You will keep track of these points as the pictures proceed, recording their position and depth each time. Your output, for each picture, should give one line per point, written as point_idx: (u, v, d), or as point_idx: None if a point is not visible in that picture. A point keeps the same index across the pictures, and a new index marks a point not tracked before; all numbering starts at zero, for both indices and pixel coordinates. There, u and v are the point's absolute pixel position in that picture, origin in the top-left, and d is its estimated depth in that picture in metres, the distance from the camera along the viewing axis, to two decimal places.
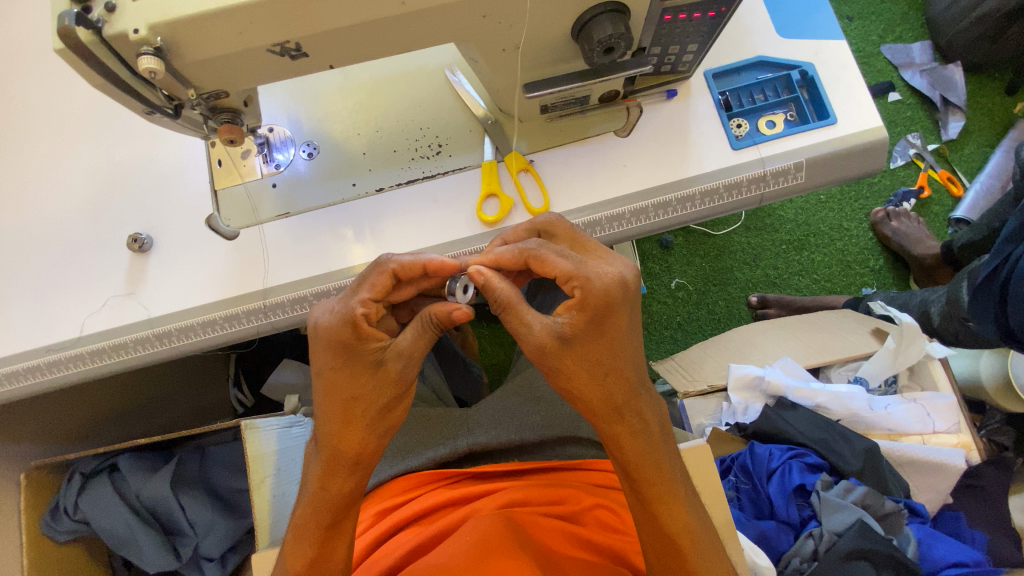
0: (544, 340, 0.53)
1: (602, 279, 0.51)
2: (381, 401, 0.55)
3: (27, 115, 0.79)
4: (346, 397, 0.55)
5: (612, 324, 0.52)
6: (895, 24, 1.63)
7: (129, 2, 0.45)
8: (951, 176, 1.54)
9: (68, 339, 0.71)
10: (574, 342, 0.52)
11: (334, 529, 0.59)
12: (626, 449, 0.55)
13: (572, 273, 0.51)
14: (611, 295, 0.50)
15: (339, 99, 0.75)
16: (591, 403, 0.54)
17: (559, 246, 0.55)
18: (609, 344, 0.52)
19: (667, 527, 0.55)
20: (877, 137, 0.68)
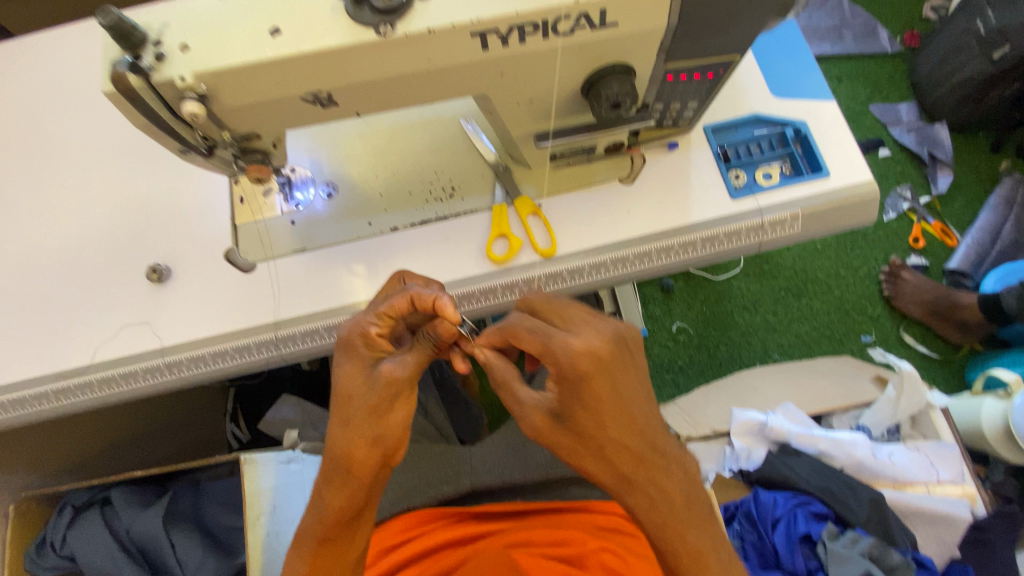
0: (539, 414, 0.51)
1: (568, 350, 0.47)
2: (374, 402, 0.52)
3: (60, 150, 0.83)
4: (343, 398, 0.53)
5: (596, 393, 0.46)
6: (881, 87, 1.82)
7: (177, 53, 0.49)
8: (944, 229, 1.67)
9: (79, 367, 0.72)
10: (563, 415, 0.49)
11: (331, 546, 0.57)
12: (650, 518, 0.49)
13: (542, 350, 0.48)
14: (580, 366, 0.46)
15: (358, 142, 0.79)
16: (596, 477, 0.49)
17: (532, 322, 0.52)
18: (596, 416, 0.47)
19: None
20: (869, 190, 0.72)
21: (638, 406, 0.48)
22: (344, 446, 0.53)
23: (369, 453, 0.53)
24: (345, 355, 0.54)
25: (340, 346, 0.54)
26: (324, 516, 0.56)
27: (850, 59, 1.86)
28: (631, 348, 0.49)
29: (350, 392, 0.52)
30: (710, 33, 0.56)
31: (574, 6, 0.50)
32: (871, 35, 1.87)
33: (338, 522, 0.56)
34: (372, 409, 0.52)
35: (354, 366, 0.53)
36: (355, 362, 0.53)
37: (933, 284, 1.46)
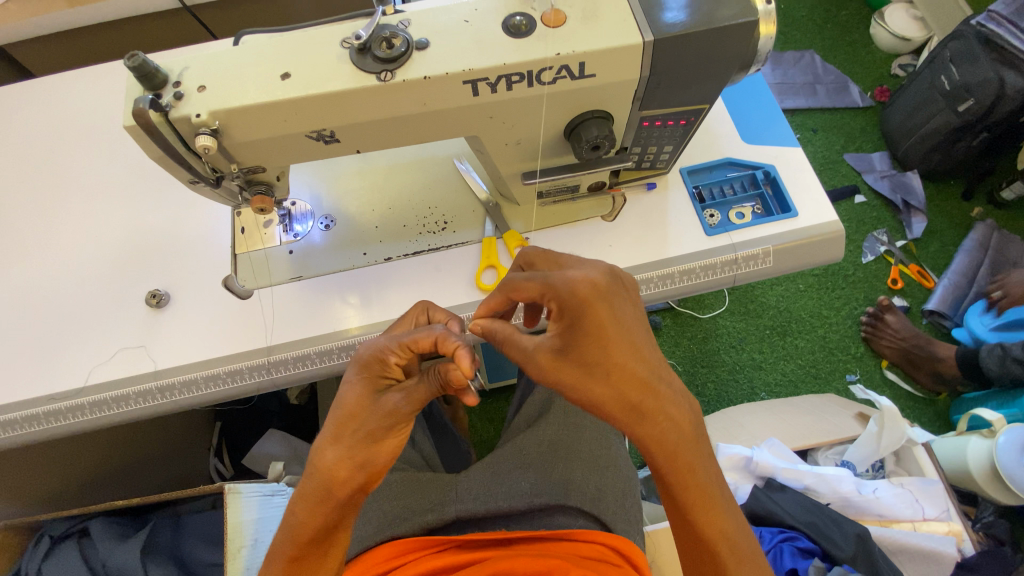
0: (539, 360, 0.46)
1: (572, 278, 0.45)
2: (370, 427, 0.53)
3: (72, 181, 0.87)
4: (343, 412, 0.54)
5: (598, 317, 0.44)
6: (854, 138, 1.96)
7: (195, 92, 0.54)
8: (921, 271, 1.74)
9: (72, 390, 0.73)
10: (568, 350, 0.46)
11: (300, 564, 0.57)
12: (656, 451, 0.47)
13: (541, 288, 0.46)
14: (582, 290, 0.44)
15: (357, 179, 0.84)
16: (602, 407, 0.46)
17: (526, 271, 0.50)
18: (601, 340, 0.44)
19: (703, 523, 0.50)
20: (834, 229, 0.77)
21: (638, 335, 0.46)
22: (328, 465, 0.54)
23: (349, 471, 0.54)
24: (357, 373, 0.55)
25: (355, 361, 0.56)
26: (296, 534, 0.57)
27: (825, 113, 2.02)
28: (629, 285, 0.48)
29: (351, 410, 0.54)
30: (680, 85, 0.62)
31: (557, 59, 0.56)
32: (842, 91, 2.03)
33: (308, 543, 0.57)
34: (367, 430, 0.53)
35: (360, 385, 0.55)
36: (363, 381, 0.55)
37: (913, 330, 1.53)
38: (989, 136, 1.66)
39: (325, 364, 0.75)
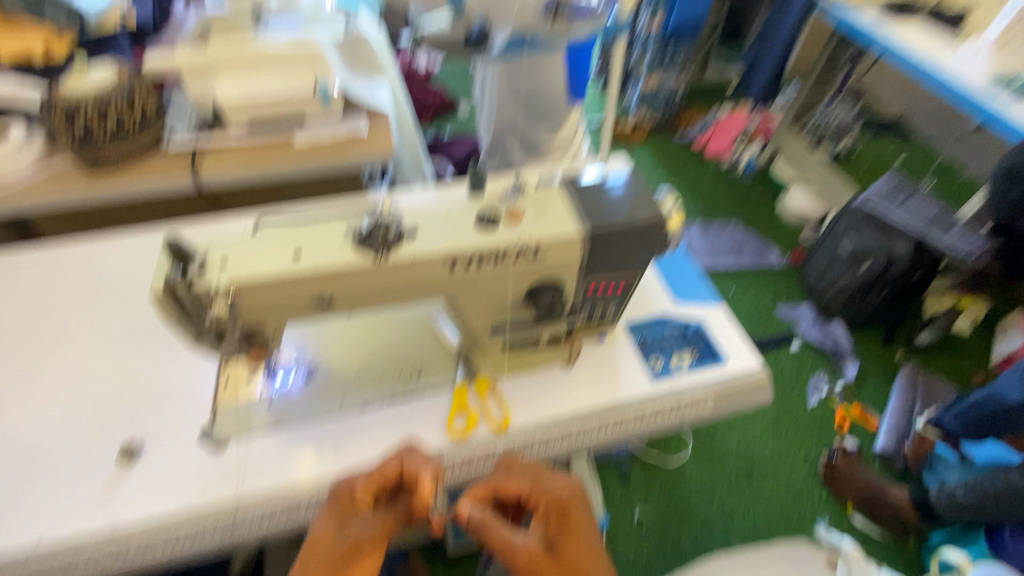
0: (527, 549, 0.66)
1: (556, 487, 0.70)
2: (345, 545, 0.65)
3: (59, 333, 0.90)
4: (310, 547, 0.65)
5: (570, 520, 0.67)
6: (781, 292, 2.25)
7: (218, 268, 0.65)
8: (864, 412, 1.87)
9: (19, 553, 0.70)
10: (550, 544, 0.67)
11: None
12: None
13: (531, 490, 0.70)
14: (563, 498, 0.69)
15: (338, 331, 0.92)
16: None
17: (518, 470, 0.72)
18: (570, 536, 0.66)
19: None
20: (757, 374, 0.89)
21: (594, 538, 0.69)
22: None
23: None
24: (329, 509, 0.68)
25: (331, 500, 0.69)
26: None
27: (753, 271, 2.33)
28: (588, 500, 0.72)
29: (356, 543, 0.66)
30: (614, 262, 0.78)
31: (516, 243, 0.71)
32: (763, 253, 2.38)
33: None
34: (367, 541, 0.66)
35: (330, 517, 0.68)
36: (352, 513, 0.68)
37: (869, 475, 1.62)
38: (889, 293, 1.97)
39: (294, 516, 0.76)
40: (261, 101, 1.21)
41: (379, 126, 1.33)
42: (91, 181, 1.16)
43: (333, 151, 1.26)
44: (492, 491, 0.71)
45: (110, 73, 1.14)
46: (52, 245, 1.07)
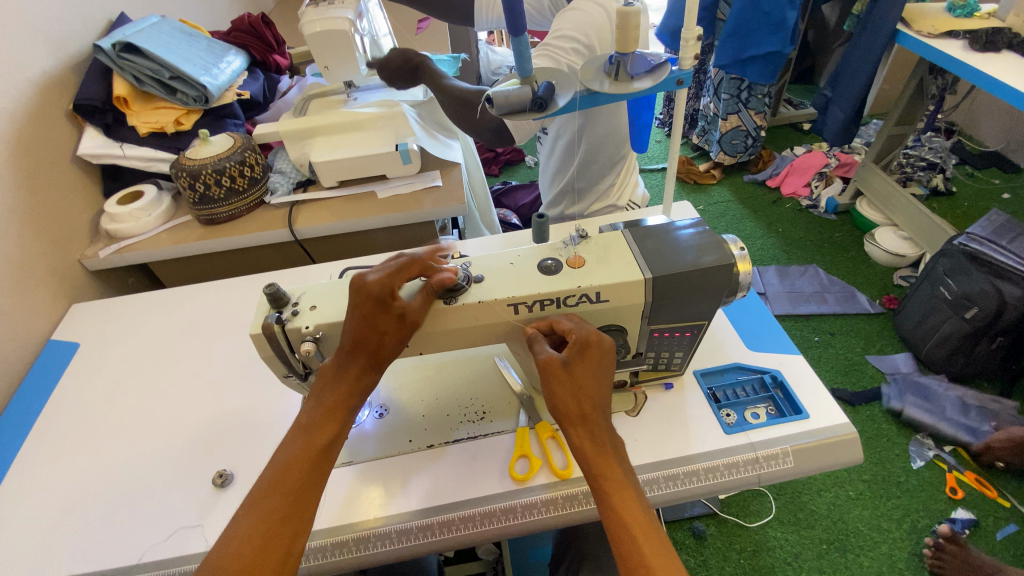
0: (550, 362, 0.65)
1: (590, 330, 0.69)
2: (390, 331, 0.68)
3: (183, 371, 1.06)
4: (373, 327, 0.67)
5: (585, 377, 0.66)
6: (873, 341, 2.07)
7: (307, 311, 0.72)
8: (979, 478, 1.63)
9: (123, 567, 0.78)
10: (573, 374, 0.66)
11: (303, 487, 0.63)
12: (617, 503, 0.62)
13: (572, 329, 0.69)
14: (595, 340, 0.68)
15: (411, 371, 0.99)
16: (582, 450, 0.65)
17: (567, 323, 0.71)
18: (595, 377, 0.67)
19: (647, 557, 0.59)
20: (847, 431, 0.82)
21: (609, 379, 0.69)
22: (345, 373, 0.68)
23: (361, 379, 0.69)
24: (367, 301, 0.66)
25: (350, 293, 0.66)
26: (307, 447, 0.65)
27: (839, 318, 2.17)
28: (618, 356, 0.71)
29: (371, 320, 0.67)
30: (680, 306, 0.76)
31: (579, 290, 0.72)
32: (851, 299, 2.22)
33: (311, 462, 0.64)
34: (401, 334, 0.69)
35: (372, 307, 0.66)
36: (365, 299, 0.66)
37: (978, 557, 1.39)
38: (1005, 341, 1.73)
39: (339, 557, 0.77)
40: (349, 161, 1.35)
41: (451, 178, 1.43)
42: (204, 234, 1.34)
43: (410, 202, 1.36)
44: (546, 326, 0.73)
45: (229, 140, 1.32)
46: (178, 294, 1.25)
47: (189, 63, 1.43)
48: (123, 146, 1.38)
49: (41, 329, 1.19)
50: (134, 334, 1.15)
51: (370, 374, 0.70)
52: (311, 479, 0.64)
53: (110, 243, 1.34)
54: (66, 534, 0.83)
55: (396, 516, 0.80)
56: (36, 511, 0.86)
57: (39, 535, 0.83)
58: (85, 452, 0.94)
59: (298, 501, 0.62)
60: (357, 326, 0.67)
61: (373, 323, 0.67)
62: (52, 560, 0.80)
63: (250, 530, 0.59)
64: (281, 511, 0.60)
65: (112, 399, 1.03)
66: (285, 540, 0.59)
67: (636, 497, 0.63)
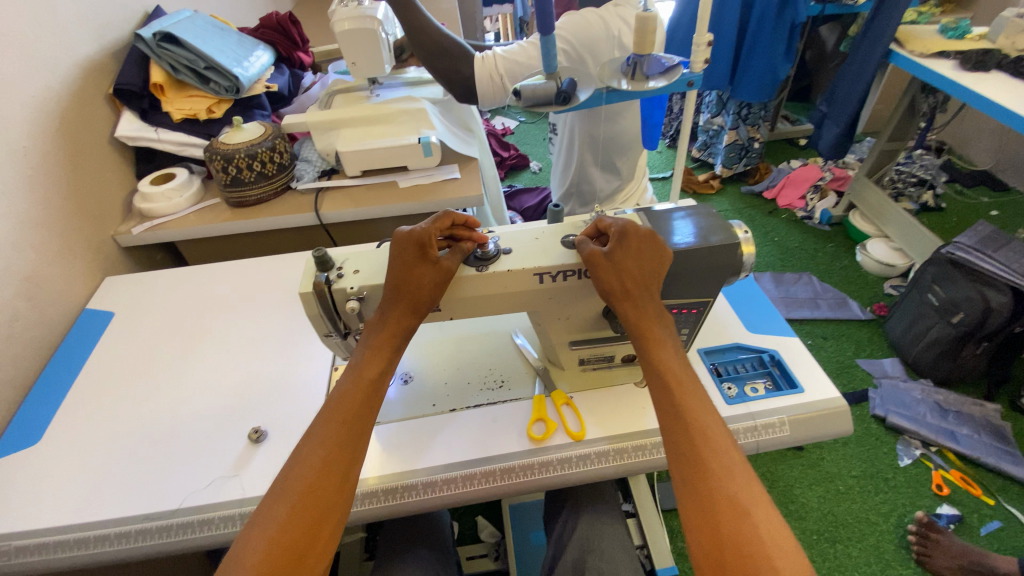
0: (592, 254, 0.75)
1: (634, 224, 0.76)
2: (429, 279, 0.74)
3: (215, 340, 1.12)
4: (411, 273, 0.74)
5: (626, 263, 0.74)
6: (863, 345, 2.15)
7: (352, 274, 0.78)
8: (964, 477, 1.71)
9: (165, 511, 0.83)
10: (615, 259, 0.74)
11: (357, 415, 0.69)
12: (660, 359, 0.72)
13: (614, 224, 0.77)
14: (635, 228, 0.75)
15: (433, 344, 1.06)
16: (628, 318, 0.75)
17: (613, 219, 0.79)
18: (637, 260, 0.75)
19: (680, 402, 0.68)
20: (839, 404, 0.89)
21: (657, 263, 0.76)
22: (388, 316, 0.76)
23: (404, 322, 0.76)
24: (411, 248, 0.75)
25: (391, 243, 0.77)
26: (359, 376, 0.72)
27: (831, 323, 2.26)
28: (663, 246, 0.76)
29: (407, 263, 0.75)
30: (691, 283, 0.84)
31: None
32: (843, 305, 2.31)
33: (365, 394, 0.71)
34: (434, 284, 0.75)
35: (413, 254, 0.74)
36: (409, 245, 0.75)
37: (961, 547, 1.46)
38: (989, 346, 1.82)
39: (370, 506, 0.82)
40: (373, 151, 1.42)
41: (469, 171, 1.50)
42: (233, 216, 1.40)
43: (430, 192, 1.43)
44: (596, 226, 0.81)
45: (260, 127, 1.39)
46: (207, 270, 1.31)
47: (223, 55, 1.50)
48: (157, 130, 1.45)
49: (76, 298, 1.24)
50: (167, 305, 1.21)
51: (410, 318, 0.76)
52: (363, 411, 0.70)
53: (142, 221, 1.41)
54: (108, 481, 0.88)
55: (422, 470, 0.85)
56: (79, 461, 0.91)
57: (82, 482, 0.88)
58: (124, 409, 0.99)
59: (355, 425, 0.69)
60: (394, 268, 0.75)
61: (408, 267, 0.75)
62: (98, 503, 0.85)
63: (314, 452, 0.65)
64: (340, 436, 0.67)
65: (147, 364, 1.08)
66: (345, 463, 0.65)
67: (675, 359, 0.73)
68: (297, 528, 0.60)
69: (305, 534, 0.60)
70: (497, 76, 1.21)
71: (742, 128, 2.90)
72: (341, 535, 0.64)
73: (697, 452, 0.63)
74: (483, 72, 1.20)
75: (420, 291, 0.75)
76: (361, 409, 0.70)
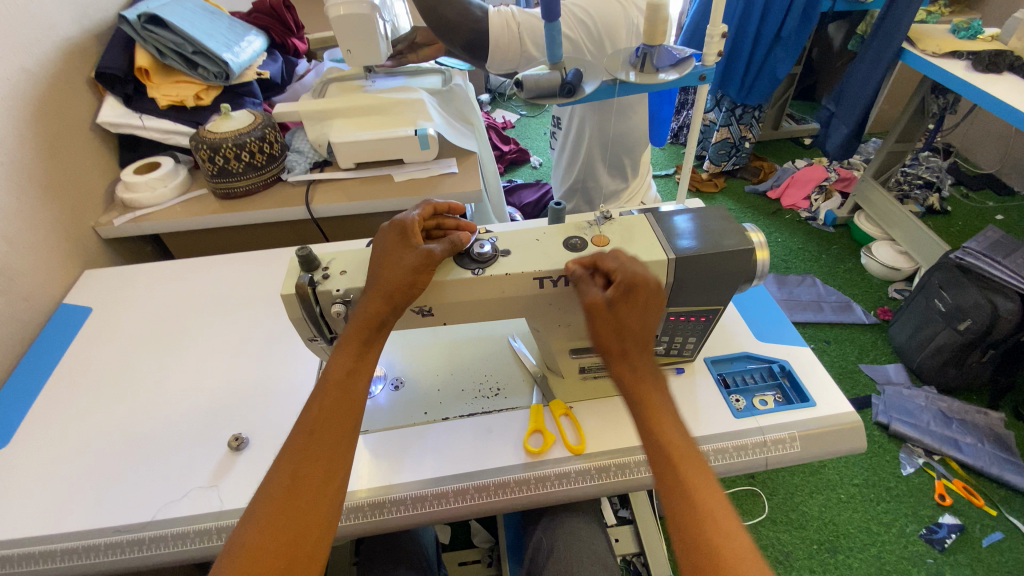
0: (594, 302, 0.67)
1: (640, 271, 0.68)
2: (410, 262, 0.69)
3: (197, 339, 1.06)
4: (391, 257, 0.70)
5: (628, 319, 0.66)
6: (867, 350, 2.11)
7: (337, 275, 0.73)
8: (967, 487, 1.66)
9: (138, 523, 0.78)
10: (617, 311, 0.66)
11: (333, 416, 0.64)
12: (661, 426, 0.63)
13: (618, 268, 0.69)
14: (643, 279, 0.67)
15: (426, 347, 1.01)
16: (621, 380, 0.66)
17: (615, 259, 0.70)
18: (640, 313, 0.67)
19: (685, 478, 0.59)
20: (853, 420, 0.84)
21: (656, 315, 0.69)
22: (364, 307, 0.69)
23: (378, 312, 0.69)
24: (393, 235, 0.72)
25: (376, 236, 0.75)
26: (331, 376, 0.67)
27: (834, 327, 2.21)
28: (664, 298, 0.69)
29: (386, 247, 0.71)
30: (700, 290, 0.79)
31: None
32: (847, 309, 2.26)
33: (343, 399, 0.66)
34: (413, 270, 0.69)
35: (395, 238, 0.71)
36: (392, 232, 0.72)
37: None
38: (996, 354, 1.78)
39: (356, 521, 0.78)
40: (367, 143, 1.36)
41: (467, 165, 1.45)
42: (220, 208, 1.34)
43: (427, 186, 1.38)
44: (592, 264, 0.73)
45: (249, 116, 1.33)
46: (191, 265, 1.25)
47: (212, 40, 1.43)
48: (142, 117, 1.39)
49: (53, 292, 1.18)
50: (148, 301, 1.16)
51: (383, 305, 0.69)
52: (338, 417, 0.64)
53: (124, 212, 1.35)
54: (77, 489, 0.83)
55: (410, 483, 0.81)
56: (48, 466, 0.86)
57: (51, 490, 0.83)
58: (97, 411, 0.94)
59: (333, 429, 0.63)
60: (375, 256, 0.72)
61: (387, 252, 0.71)
62: (65, 514, 0.80)
63: (284, 465, 0.60)
64: (312, 447, 0.62)
65: (124, 363, 1.03)
66: (319, 473, 0.60)
67: (676, 428, 0.63)
68: (268, 560, 0.55)
69: (278, 567, 0.55)
70: (514, 24, 1.19)
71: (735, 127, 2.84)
72: (327, 550, 0.59)
73: (713, 547, 0.55)
74: (500, 21, 1.18)
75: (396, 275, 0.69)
76: (336, 417, 0.64)
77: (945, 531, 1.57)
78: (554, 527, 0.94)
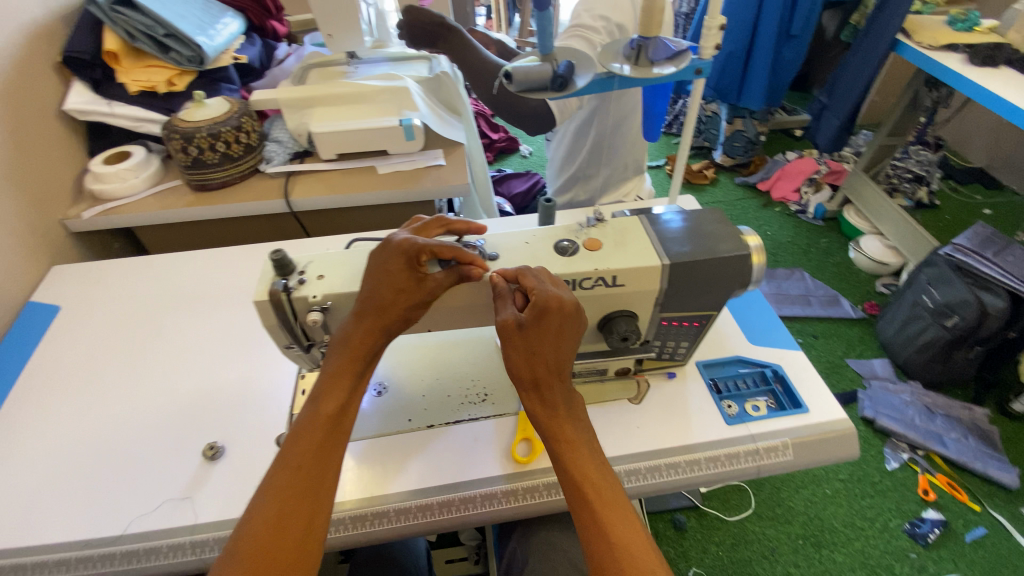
0: (505, 321, 0.63)
1: (557, 296, 0.64)
2: (414, 300, 0.67)
3: (170, 340, 1.02)
4: (392, 288, 0.65)
5: (538, 346, 0.63)
6: (854, 345, 2.12)
7: (314, 280, 0.70)
8: (951, 482, 1.69)
9: (107, 538, 0.75)
10: (528, 334, 0.63)
11: (321, 452, 0.61)
12: (576, 458, 0.63)
13: (534, 289, 0.64)
14: (559, 302, 0.63)
15: (412, 350, 0.97)
16: (534, 413, 0.66)
17: (539, 278, 0.67)
18: (555, 340, 0.64)
19: (599, 514, 0.59)
20: (846, 426, 0.83)
21: (574, 341, 0.67)
22: (355, 335, 0.66)
23: (367, 343, 0.67)
24: (398, 261, 0.65)
25: (378, 249, 0.68)
26: (319, 406, 0.64)
27: (822, 321, 2.22)
28: (584, 323, 0.67)
29: (387, 273, 0.65)
30: (693, 296, 0.76)
31: (595, 272, 0.71)
32: (835, 303, 2.26)
33: (329, 431, 0.63)
34: (411, 305, 0.67)
35: (400, 266, 0.65)
36: (396, 255, 0.65)
37: None
38: (981, 350, 1.79)
39: (337, 534, 0.75)
40: (350, 133, 1.31)
41: (454, 158, 1.40)
42: (196, 200, 1.28)
43: (412, 179, 1.33)
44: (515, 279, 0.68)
45: (225, 104, 1.27)
46: (165, 260, 1.20)
47: (185, 22, 1.35)
48: (111, 104, 1.32)
49: (19, 290, 1.13)
50: (119, 299, 1.11)
51: (377, 338, 0.67)
52: (325, 453, 0.62)
53: (94, 204, 1.28)
54: (41, 502, 0.79)
55: (395, 495, 0.78)
56: (11, 476, 0.82)
57: (16, 503, 0.78)
58: (64, 416, 0.90)
59: (320, 465, 0.61)
60: (371, 275, 0.66)
61: (387, 279, 0.66)
62: (28, 528, 0.76)
63: (266, 501, 0.57)
64: (298, 484, 0.59)
65: (94, 366, 0.98)
66: (304, 512, 0.58)
67: (591, 458, 0.64)
68: None
69: None
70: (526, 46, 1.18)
71: (750, 120, 2.89)
72: None
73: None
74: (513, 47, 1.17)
75: (394, 307, 0.66)
76: (322, 453, 0.61)
77: (928, 526, 1.59)
78: (529, 538, 0.92)
